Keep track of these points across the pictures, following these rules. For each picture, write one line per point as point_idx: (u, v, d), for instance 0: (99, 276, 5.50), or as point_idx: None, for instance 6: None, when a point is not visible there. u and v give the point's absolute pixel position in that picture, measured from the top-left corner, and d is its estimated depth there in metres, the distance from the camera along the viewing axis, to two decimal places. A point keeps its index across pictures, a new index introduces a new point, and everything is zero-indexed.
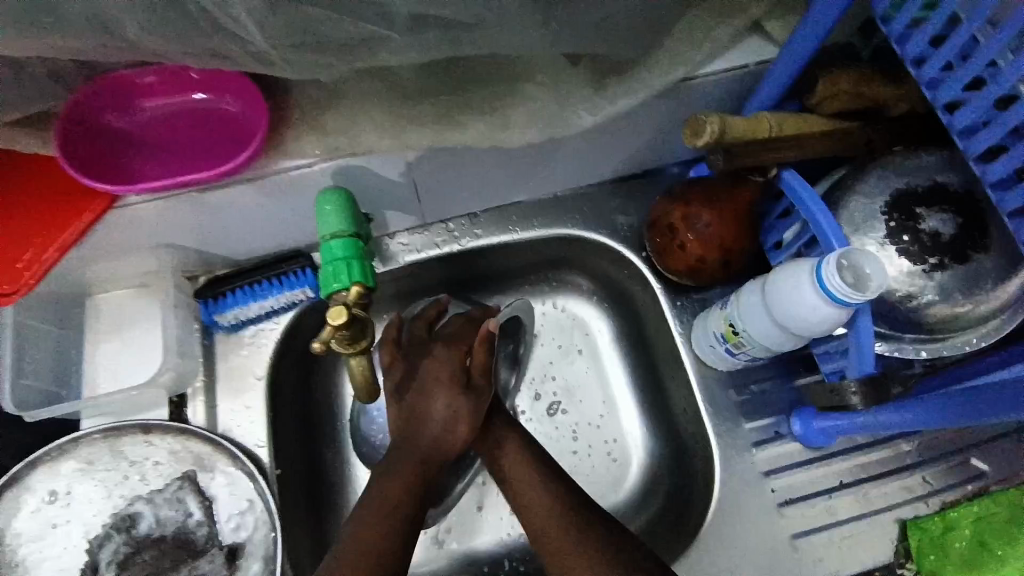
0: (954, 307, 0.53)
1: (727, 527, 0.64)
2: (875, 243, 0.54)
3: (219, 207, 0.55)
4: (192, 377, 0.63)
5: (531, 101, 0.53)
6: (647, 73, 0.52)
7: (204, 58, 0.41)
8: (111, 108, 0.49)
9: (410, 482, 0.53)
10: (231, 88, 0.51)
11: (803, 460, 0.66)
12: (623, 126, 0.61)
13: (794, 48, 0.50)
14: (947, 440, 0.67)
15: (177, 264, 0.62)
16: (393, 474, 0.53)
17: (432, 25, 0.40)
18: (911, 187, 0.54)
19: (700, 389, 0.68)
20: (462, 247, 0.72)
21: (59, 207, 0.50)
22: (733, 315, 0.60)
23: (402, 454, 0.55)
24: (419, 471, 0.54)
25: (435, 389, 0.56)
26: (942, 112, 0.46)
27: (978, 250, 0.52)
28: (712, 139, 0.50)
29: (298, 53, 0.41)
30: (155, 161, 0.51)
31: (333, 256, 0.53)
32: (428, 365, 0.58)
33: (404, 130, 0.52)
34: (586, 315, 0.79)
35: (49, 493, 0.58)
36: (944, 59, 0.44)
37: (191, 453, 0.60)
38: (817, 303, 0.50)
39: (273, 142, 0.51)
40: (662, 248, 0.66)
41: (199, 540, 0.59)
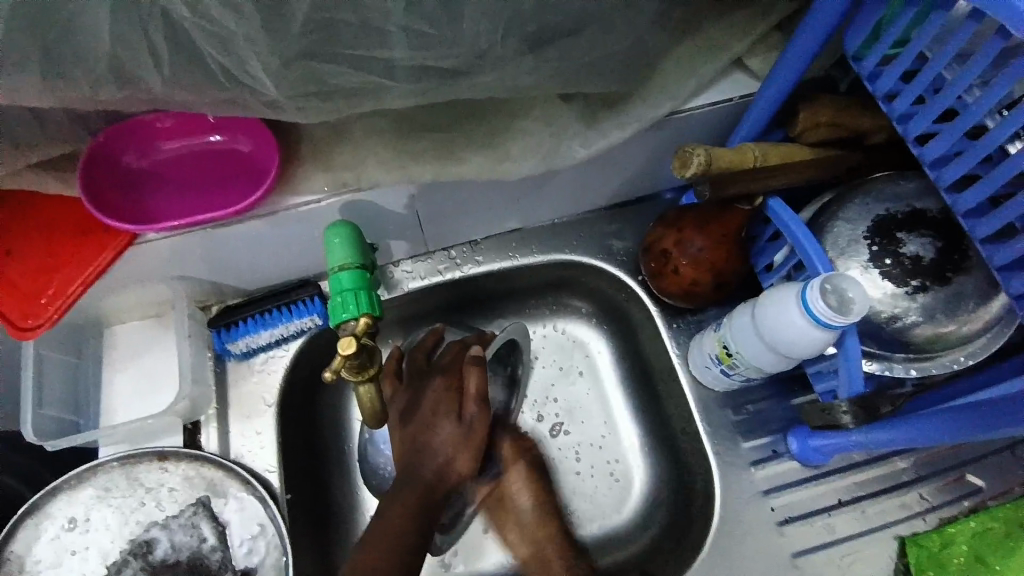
0: (937, 328, 0.55)
1: (728, 546, 0.65)
2: (859, 266, 0.56)
3: (232, 241, 0.58)
4: (205, 405, 0.65)
5: (527, 136, 0.56)
6: (637, 109, 0.56)
7: (221, 106, 0.44)
8: (133, 151, 0.52)
9: (415, 510, 0.55)
10: (244, 131, 0.54)
11: (802, 478, 0.67)
12: (616, 158, 0.64)
13: (775, 83, 0.53)
14: (943, 456, 0.68)
15: (192, 295, 0.65)
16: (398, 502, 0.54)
17: (432, 74, 0.43)
18: (892, 213, 0.57)
19: (697, 408, 0.70)
20: (464, 273, 0.75)
21: (82, 244, 0.53)
22: (726, 337, 0.62)
23: (406, 482, 0.56)
24: (423, 498, 0.55)
25: (435, 417, 0.58)
26: (913, 145, 0.48)
27: (961, 272, 0.54)
28: (700, 169, 0.52)
29: (308, 101, 0.44)
30: (171, 199, 0.53)
31: (342, 287, 0.55)
32: (428, 393, 0.60)
33: (408, 166, 0.55)
34: (586, 336, 0.81)
35: (69, 520, 0.60)
36: (914, 94, 0.46)
37: (204, 478, 0.62)
38: (805, 326, 0.52)
39: (284, 180, 0.54)
40: (657, 272, 0.68)
41: (213, 565, 0.60)
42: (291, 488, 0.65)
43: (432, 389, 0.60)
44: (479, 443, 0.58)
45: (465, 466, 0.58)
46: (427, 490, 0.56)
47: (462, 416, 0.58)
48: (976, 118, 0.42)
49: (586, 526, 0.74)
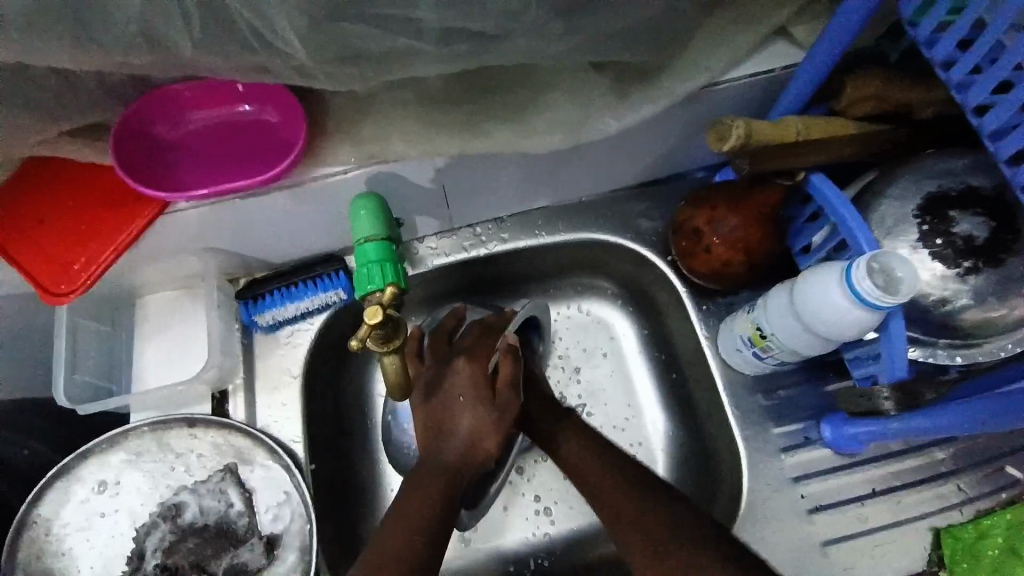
0: (989, 311, 0.52)
1: (755, 532, 0.64)
2: (907, 246, 0.53)
3: (260, 214, 0.58)
4: (231, 375, 0.66)
5: (556, 107, 0.54)
6: (672, 78, 0.53)
7: (249, 72, 0.43)
8: (162, 121, 0.52)
9: (441, 493, 0.54)
10: (272, 100, 0.54)
11: (832, 466, 0.65)
12: (648, 132, 0.62)
13: (822, 51, 0.50)
14: (983, 447, 0.65)
15: (218, 267, 0.66)
16: (422, 487, 0.54)
17: (462, 37, 0.42)
18: (944, 190, 0.54)
19: (725, 392, 0.68)
20: (489, 251, 0.74)
21: (116, 213, 0.54)
22: (760, 319, 0.60)
23: (430, 466, 0.56)
24: (448, 480, 0.55)
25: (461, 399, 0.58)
26: (971, 115, 0.45)
27: (1015, 254, 0.51)
28: (738, 144, 0.49)
29: (335, 66, 0.43)
30: (201, 169, 0.54)
31: (367, 260, 0.55)
32: (454, 373, 0.59)
33: (436, 138, 0.54)
34: (610, 318, 0.80)
35: (99, 483, 0.62)
36: (971, 61, 0.43)
37: (232, 446, 0.63)
38: (847, 306, 0.50)
39: (310, 151, 0.54)
40: (686, 251, 0.66)
41: (239, 529, 0.61)
42: (316, 460, 0.66)
43: (457, 368, 0.60)
44: (504, 428, 0.58)
45: (489, 450, 0.58)
46: (452, 472, 0.56)
47: (494, 400, 0.58)
48: None
49: None
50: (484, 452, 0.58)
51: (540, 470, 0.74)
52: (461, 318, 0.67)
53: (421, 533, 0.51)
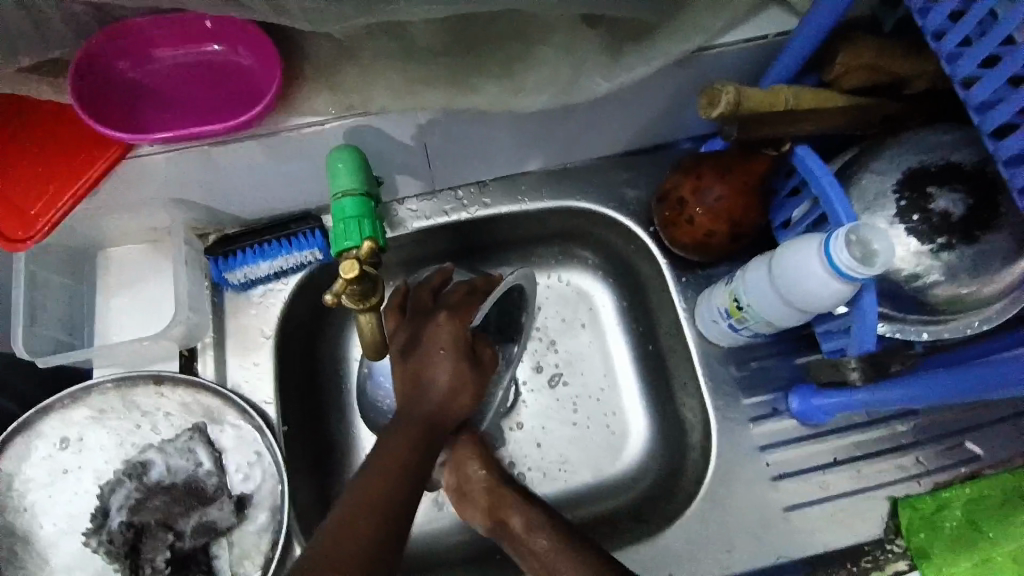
0: (959, 288, 0.53)
1: (722, 498, 0.66)
2: (885, 221, 0.54)
3: (231, 164, 0.55)
4: (201, 332, 0.64)
5: (545, 64, 0.53)
6: (665, 40, 0.52)
7: (220, 5, 0.40)
8: (125, 57, 0.49)
9: (416, 442, 0.54)
10: (244, 40, 0.50)
11: (800, 436, 0.67)
12: (636, 97, 0.61)
13: (816, 18, 0.50)
14: (943, 422, 0.68)
15: (188, 220, 0.63)
16: (397, 439, 0.54)
17: None
18: (924, 166, 0.54)
19: (700, 363, 0.69)
20: (471, 215, 0.72)
21: (75, 155, 0.50)
22: (738, 290, 0.60)
23: (407, 416, 0.56)
24: (423, 432, 0.55)
25: (440, 350, 0.58)
26: (958, 88, 0.45)
27: (989, 231, 0.52)
28: (727, 109, 0.49)
29: (316, 2, 0.40)
30: (166, 112, 0.51)
31: (344, 214, 0.53)
32: (432, 324, 0.59)
33: (419, 90, 0.52)
34: (590, 288, 0.80)
35: (61, 440, 0.60)
36: (963, 32, 0.43)
37: (201, 405, 0.61)
38: (825, 277, 0.50)
39: (286, 98, 0.51)
40: (670, 221, 0.66)
41: (209, 488, 0.60)
42: (289, 421, 0.65)
43: (436, 321, 0.59)
44: (479, 387, 0.59)
45: (465, 401, 0.59)
46: (428, 423, 0.56)
47: (473, 361, 0.59)
48: None
49: (580, 475, 0.74)
50: (460, 404, 0.58)
51: (515, 437, 0.75)
52: (443, 275, 0.65)
53: (396, 485, 0.51)
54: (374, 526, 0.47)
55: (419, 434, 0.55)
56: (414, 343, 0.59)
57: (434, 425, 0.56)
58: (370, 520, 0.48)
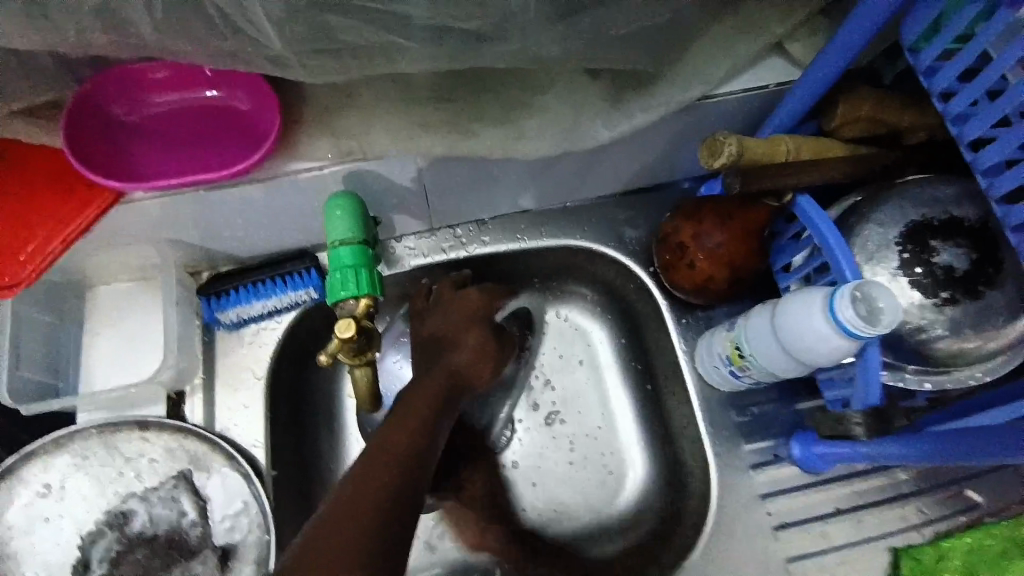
0: (962, 342, 0.53)
1: (722, 549, 0.64)
2: (886, 273, 0.53)
3: (224, 205, 0.54)
4: (190, 375, 0.62)
5: (546, 112, 0.52)
6: (667, 90, 0.52)
7: (220, 59, 0.40)
8: (121, 102, 0.48)
9: (435, 401, 0.56)
10: (243, 85, 0.50)
11: (801, 484, 0.66)
12: (636, 141, 0.60)
13: (817, 71, 0.50)
14: (944, 470, 0.67)
15: (180, 258, 0.61)
16: (421, 391, 0.56)
17: (454, 37, 0.39)
18: (927, 219, 0.54)
19: (699, 405, 0.69)
20: (469, 253, 0.71)
21: (65, 198, 0.49)
22: (739, 337, 0.59)
23: (429, 376, 0.58)
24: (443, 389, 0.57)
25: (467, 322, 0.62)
26: (965, 149, 0.44)
27: (992, 287, 0.52)
28: (729, 161, 0.50)
29: (318, 58, 0.40)
30: (159, 153, 0.50)
31: (341, 263, 0.52)
32: (459, 299, 0.63)
33: (419, 136, 0.51)
34: (588, 325, 0.79)
35: (43, 487, 0.58)
36: (972, 94, 0.42)
37: (187, 452, 0.60)
38: (827, 334, 0.50)
39: (285, 143, 0.51)
40: (670, 264, 0.66)
41: (192, 540, 0.58)
42: (278, 465, 0.63)
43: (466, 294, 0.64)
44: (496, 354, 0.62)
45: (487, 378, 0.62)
46: (449, 387, 0.58)
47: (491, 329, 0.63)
48: None
49: (577, 518, 0.73)
50: (478, 374, 0.61)
51: (512, 476, 0.74)
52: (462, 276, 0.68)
53: (396, 463, 0.50)
54: (377, 506, 0.46)
55: (440, 389, 0.57)
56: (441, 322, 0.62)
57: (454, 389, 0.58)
58: (371, 502, 0.46)
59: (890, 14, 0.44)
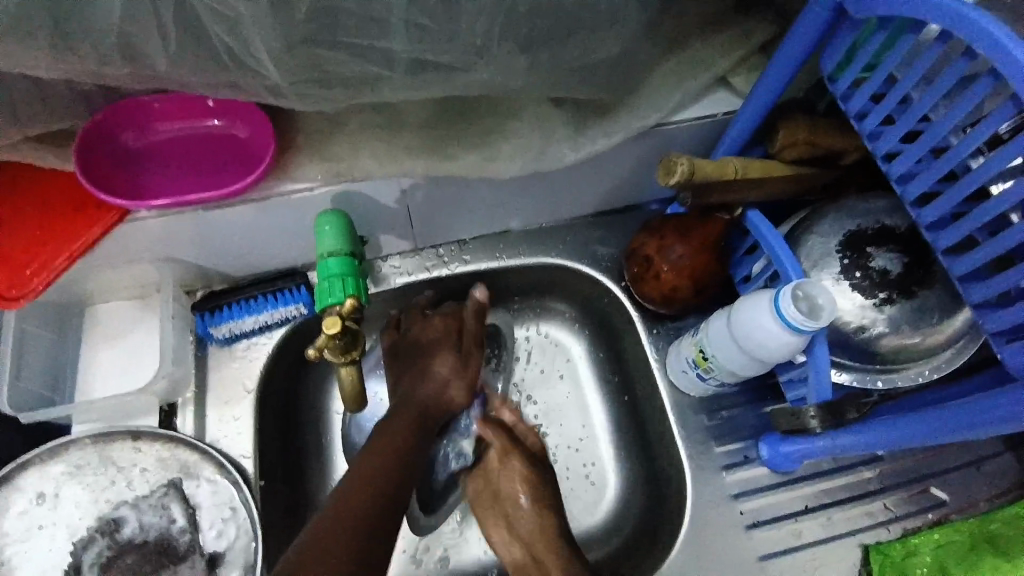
0: (903, 338, 0.57)
1: (699, 548, 0.67)
2: (830, 278, 0.58)
3: (223, 225, 0.58)
4: (183, 388, 0.65)
5: (517, 137, 0.58)
6: (626, 116, 0.58)
7: (222, 89, 0.45)
8: (130, 128, 0.53)
9: (410, 434, 0.57)
10: (243, 116, 0.55)
11: (771, 483, 0.69)
12: (602, 164, 0.66)
13: (756, 99, 0.56)
14: (907, 468, 0.70)
15: (178, 277, 0.65)
16: (395, 426, 0.58)
17: (430, 68, 0.44)
18: (862, 229, 0.59)
19: (672, 411, 0.72)
20: (451, 271, 0.76)
21: (75, 219, 0.53)
22: (702, 341, 0.64)
23: (400, 407, 0.60)
24: (419, 417, 0.59)
25: (435, 348, 0.63)
26: (881, 161, 0.50)
27: (925, 287, 0.57)
28: (683, 177, 0.54)
29: (309, 87, 0.45)
30: (161, 175, 0.54)
31: (329, 273, 0.56)
32: (427, 330, 0.65)
33: (402, 158, 0.56)
34: (568, 340, 0.82)
35: (38, 495, 0.59)
36: (882, 113, 0.48)
37: (178, 460, 0.62)
38: (776, 331, 0.54)
39: (278, 165, 0.55)
40: (639, 277, 0.70)
41: (181, 546, 0.60)
42: (267, 476, 0.65)
43: (431, 326, 0.65)
44: (472, 377, 0.63)
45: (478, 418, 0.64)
46: (420, 417, 0.59)
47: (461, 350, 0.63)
48: (939, 137, 0.44)
49: None
50: (449, 400, 0.62)
51: None
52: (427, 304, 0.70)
53: (370, 496, 0.51)
54: (361, 524, 0.50)
55: (412, 423, 0.58)
56: (415, 348, 0.64)
57: (424, 419, 0.59)
58: (355, 523, 0.49)
59: (811, 45, 0.51)
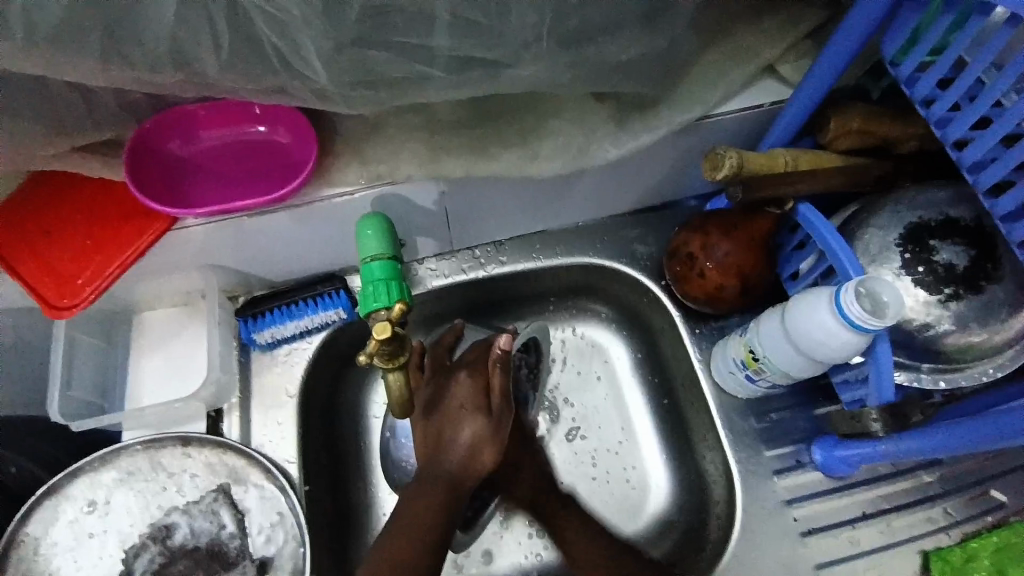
0: (969, 336, 0.54)
1: (751, 554, 0.64)
2: (891, 273, 0.55)
3: (264, 231, 0.58)
4: (228, 394, 0.66)
5: (558, 135, 0.57)
6: (668, 111, 0.56)
7: (268, 93, 0.44)
8: (176, 137, 0.54)
9: (440, 509, 0.55)
10: (285, 122, 0.55)
11: (824, 489, 0.67)
12: (642, 161, 0.64)
13: (808, 88, 0.54)
14: (969, 471, 0.67)
15: (220, 284, 0.66)
16: (422, 497, 0.55)
17: (475, 66, 0.44)
18: (924, 220, 0.56)
19: (719, 414, 0.70)
20: (488, 273, 0.75)
21: (123, 228, 0.54)
22: (752, 341, 0.61)
23: (431, 477, 0.56)
24: (447, 494, 0.55)
25: (462, 412, 0.57)
26: (951, 149, 0.47)
27: (993, 281, 0.54)
28: (731, 172, 0.53)
29: (354, 90, 0.44)
30: (207, 183, 0.55)
31: (373, 277, 0.56)
32: (452, 387, 0.59)
33: (443, 160, 0.56)
34: (605, 341, 0.81)
35: (88, 503, 0.60)
36: (952, 99, 0.45)
37: (226, 466, 0.62)
38: (835, 329, 0.52)
39: (320, 171, 0.55)
40: (682, 275, 0.68)
41: (231, 552, 0.60)
42: (311, 481, 0.65)
43: (457, 384, 0.59)
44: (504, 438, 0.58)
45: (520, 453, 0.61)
46: (451, 487, 0.56)
47: (490, 411, 0.58)
48: (1014, 123, 0.41)
49: None
50: (482, 465, 0.57)
51: None
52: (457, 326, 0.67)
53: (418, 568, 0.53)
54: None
55: (442, 495, 0.55)
56: (434, 406, 0.59)
57: (455, 492, 0.56)
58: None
59: (872, 29, 0.48)
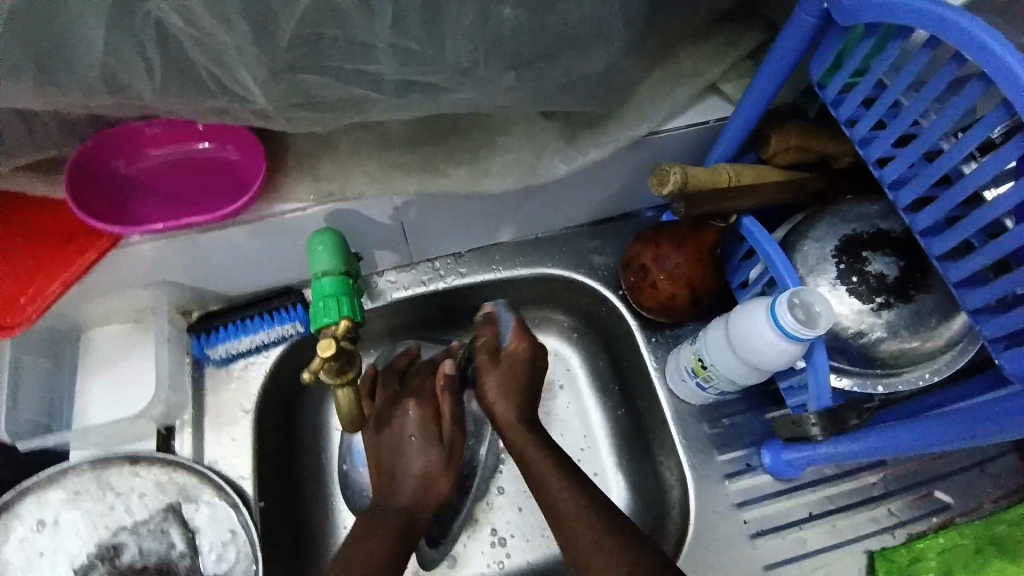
0: (902, 343, 0.57)
1: (706, 557, 0.66)
2: (827, 283, 0.58)
3: (216, 248, 0.58)
4: (180, 411, 0.65)
5: (506, 152, 0.58)
6: (615, 127, 0.58)
7: (210, 114, 0.44)
8: (120, 155, 0.53)
9: (394, 534, 0.59)
10: (233, 139, 0.55)
11: (775, 490, 0.69)
12: (594, 176, 0.66)
13: (748, 105, 0.55)
14: (913, 473, 0.70)
15: (173, 301, 0.65)
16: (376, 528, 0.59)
17: (416, 90, 0.44)
18: (857, 233, 0.59)
19: (673, 419, 0.71)
20: (448, 284, 0.75)
21: (66, 246, 0.53)
22: (701, 349, 0.63)
23: (385, 508, 0.61)
24: (400, 523, 0.60)
25: (411, 446, 0.64)
26: (874, 167, 0.49)
27: (921, 290, 0.56)
28: (676, 188, 0.54)
29: (296, 111, 0.45)
30: (152, 202, 0.54)
31: (323, 293, 0.57)
32: (401, 421, 0.65)
33: (394, 177, 0.57)
34: (568, 350, 0.82)
35: (38, 522, 0.59)
36: (874, 118, 0.48)
37: (176, 484, 0.62)
38: (773, 338, 0.54)
39: (270, 188, 0.55)
40: (635, 286, 0.70)
41: (181, 571, 0.59)
42: (266, 496, 0.65)
43: (408, 417, 0.65)
44: (454, 468, 0.65)
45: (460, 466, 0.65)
46: (405, 515, 0.61)
47: (440, 444, 0.65)
48: (930, 143, 0.43)
49: None
50: (435, 493, 0.64)
51: (498, 504, 0.74)
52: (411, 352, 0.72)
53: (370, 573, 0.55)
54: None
55: (397, 525, 0.60)
56: (388, 438, 0.65)
57: (410, 520, 0.61)
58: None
59: (800, 51, 0.50)
